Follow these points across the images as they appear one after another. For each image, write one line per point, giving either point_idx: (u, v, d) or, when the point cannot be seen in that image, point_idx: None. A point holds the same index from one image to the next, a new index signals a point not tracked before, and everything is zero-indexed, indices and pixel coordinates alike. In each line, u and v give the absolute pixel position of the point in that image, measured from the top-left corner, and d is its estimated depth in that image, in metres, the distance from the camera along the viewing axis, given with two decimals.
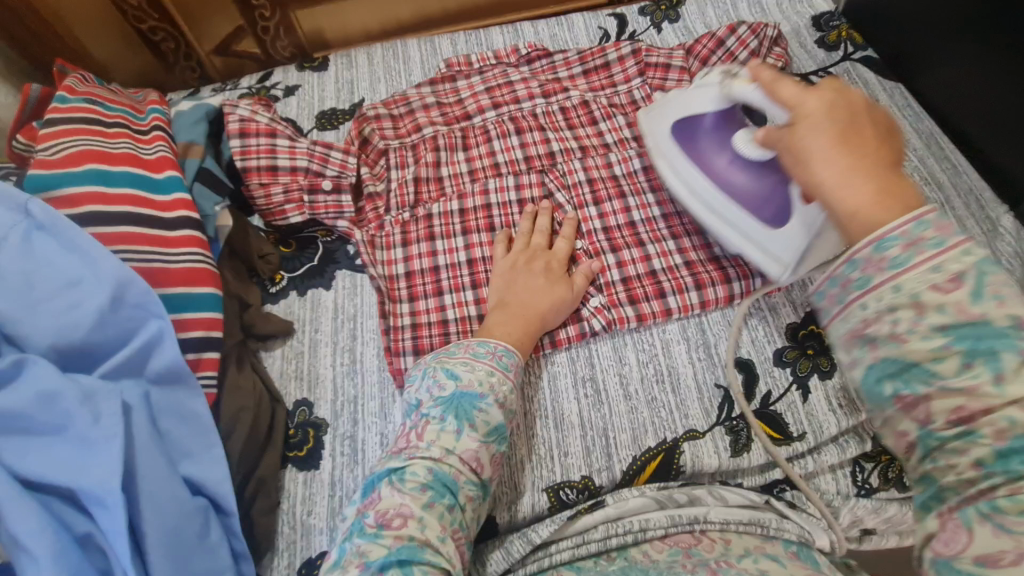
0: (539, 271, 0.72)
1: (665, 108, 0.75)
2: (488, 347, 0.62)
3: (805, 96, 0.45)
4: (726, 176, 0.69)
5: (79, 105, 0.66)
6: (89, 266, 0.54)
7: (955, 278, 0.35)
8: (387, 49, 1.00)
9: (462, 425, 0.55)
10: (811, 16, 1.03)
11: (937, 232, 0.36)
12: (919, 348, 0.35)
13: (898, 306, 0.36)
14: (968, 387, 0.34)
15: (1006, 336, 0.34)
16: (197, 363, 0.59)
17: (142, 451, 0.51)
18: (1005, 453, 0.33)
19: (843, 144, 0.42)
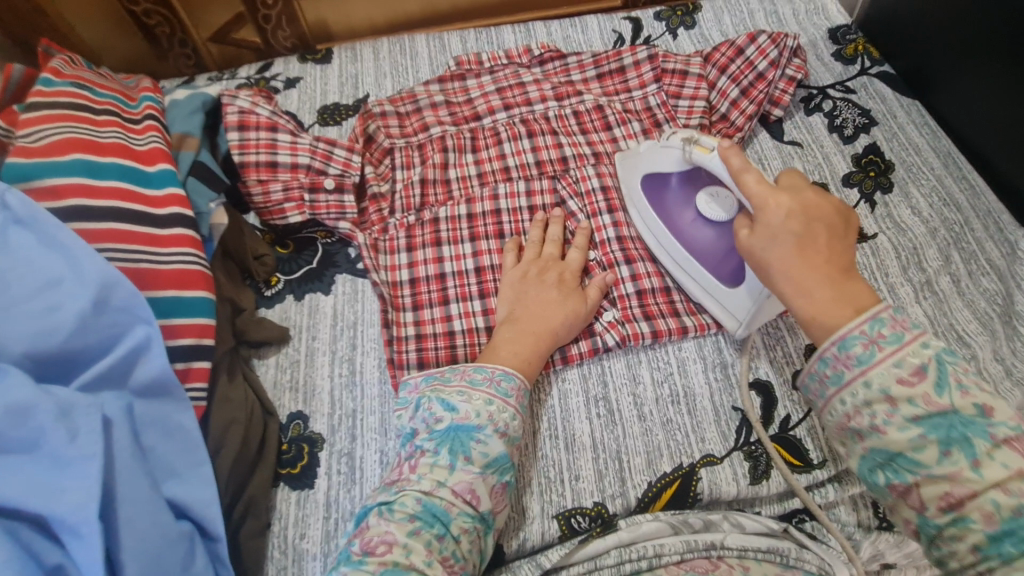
0: (552, 283, 0.68)
1: (636, 162, 0.74)
2: (485, 372, 0.58)
3: (770, 195, 0.53)
4: (689, 234, 0.69)
5: (65, 88, 0.61)
6: (72, 266, 0.49)
7: (916, 371, 0.42)
8: (394, 44, 0.96)
9: (455, 459, 0.52)
10: (828, 28, 1.00)
11: (892, 330, 0.43)
12: (898, 439, 0.41)
13: (868, 395, 0.42)
14: (950, 473, 0.39)
15: (973, 423, 0.40)
16: (186, 373, 0.55)
17: (122, 472, 0.46)
18: (996, 536, 0.38)
19: (806, 246, 0.50)
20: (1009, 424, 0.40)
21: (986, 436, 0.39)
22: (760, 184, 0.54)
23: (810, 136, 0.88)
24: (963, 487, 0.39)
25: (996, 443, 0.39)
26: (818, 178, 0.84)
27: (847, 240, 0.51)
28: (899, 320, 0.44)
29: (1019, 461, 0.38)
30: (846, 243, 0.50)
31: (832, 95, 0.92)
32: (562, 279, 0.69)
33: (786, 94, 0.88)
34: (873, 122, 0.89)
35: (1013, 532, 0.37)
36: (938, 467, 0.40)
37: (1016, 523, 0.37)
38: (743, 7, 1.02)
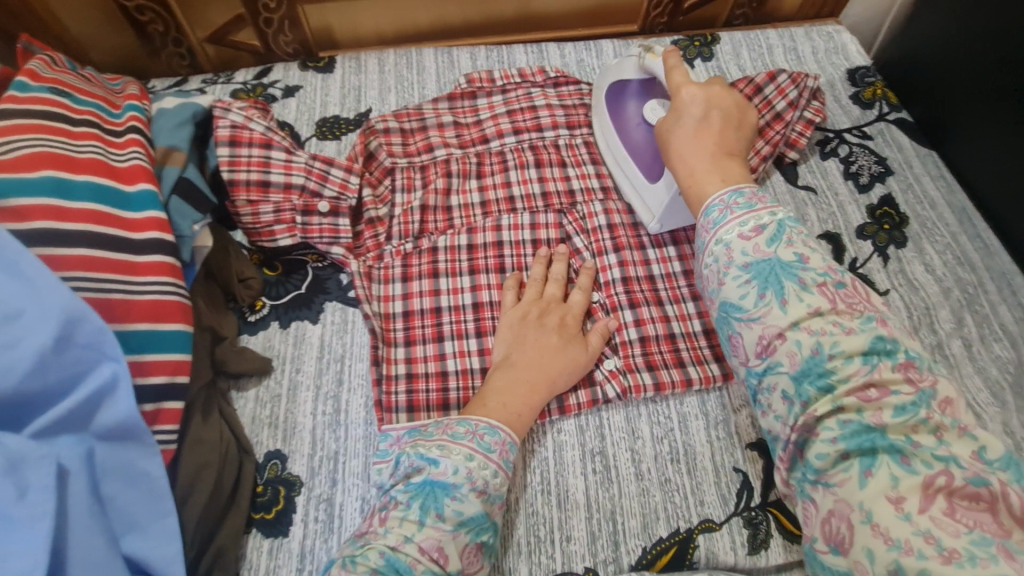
0: (554, 328, 0.65)
1: (605, 74, 0.82)
2: (469, 426, 0.55)
3: (685, 87, 0.63)
4: (630, 132, 0.75)
5: (42, 96, 0.57)
6: (32, 296, 0.45)
7: (756, 229, 0.48)
8: (401, 56, 0.92)
9: (426, 515, 0.48)
10: (847, 69, 0.98)
11: (745, 200, 0.50)
12: (731, 286, 0.47)
13: (716, 253, 0.49)
14: (763, 315, 0.45)
15: (789, 267, 0.45)
16: (155, 415, 0.51)
17: (76, 529, 0.42)
18: (799, 378, 0.43)
19: (703, 128, 0.59)
20: (818, 271, 0.45)
21: (795, 279, 0.45)
22: (682, 80, 0.64)
23: (825, 181, 0.85)
24: (772, 327, 0.44)
25: (803, 285, 0.45)
26: (832, 227, 0.81)
27: (744, 132, 0.60)
28: (757, 196, 0.51)
29: (821, 302, 0.44)
30: (740, 138, 0.59)
31: (848, 139, 0.90)
32: (565, 324, 0.66)
33: (803, 137, 0.85)
34: (889, 171, 0.87)
35: (811, 370, 0.42)
36: (753, 310, 0.46)
37: (815, 361, 0.42)
38: (762, 42, 1.00)
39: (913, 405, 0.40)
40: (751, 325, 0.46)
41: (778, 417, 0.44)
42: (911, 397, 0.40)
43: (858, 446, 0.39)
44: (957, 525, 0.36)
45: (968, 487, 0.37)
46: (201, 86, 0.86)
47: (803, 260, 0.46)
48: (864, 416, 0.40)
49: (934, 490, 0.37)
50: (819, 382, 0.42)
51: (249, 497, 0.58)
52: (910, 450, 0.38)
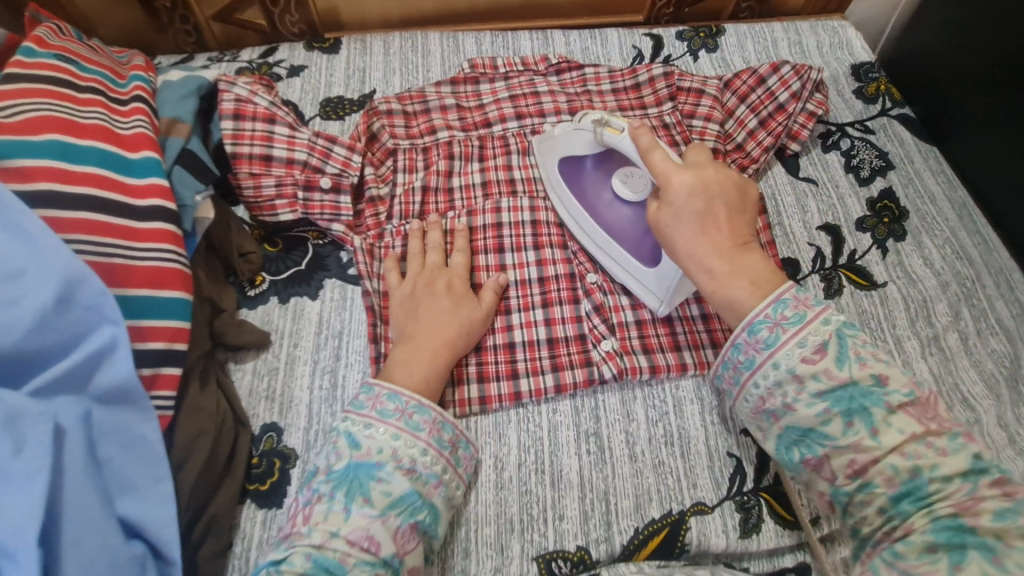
0: (443, 292, 0.65)
1: (551, 147, 0.75)
2: (399, 402, 0.55)
3: (673, 170, 0.57)
4: (604, 214, 0.70)
5: (49, 61, 0.57)
6: (35, 256, 0.46)
7: (817, 349, 0.49)
8: (406, 40, 0.92)
9: (352, 501, 0.49)
10: (851, 64, 0.98)
11: (793, 310, 0.51)
12: (807, 414, 0.48)
13: (777, 376, 0.50)
14: (853, 443, 0.46)
15: (869, 393, 0.47)
16: (153, 379, 0.51)
17: (71, 488, 0.43)
18: (896, 497, 0.43)
19: (705, 223, 0.55)
20: (900, 391, 0.46)
21: (881, 405, 0.46)
22: (666, 162, 0.58)
23: (826, 173, 0.85)
24: (867, 455, 0.45)
25: (887, 411, 0.46)
26: (833, 219, 0.81)
27: (744, 211, 0.57)
28: (802, 302, 0.51)
29: (912, 425, 0.45)
30: (741, 220, 0.56)
31: (850, 133, 0.90)
32: (453, 287, 0.66)
33: (805, 129, 0.85)
34: (890, 166, 0.87)
35: (911, 491, 0.43)
36: (842, 438, 0.46)
37: (913, 484, 0.43)
38: (767, 35, 1.00)
39: (1011, 511, 0.40)
40: (841, 450, 0.46)
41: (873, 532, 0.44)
42: (1008, 504, 0.40)
43: (947, 541, 0.40)
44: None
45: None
46: (206, 63, 0.87)
47: (880, 381, 0.47)
48: (959, 519, 0.41)
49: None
50: (915, 498, 0.43)
51: (244, 468, 0.58)
52: (1003, 551, 0.38)
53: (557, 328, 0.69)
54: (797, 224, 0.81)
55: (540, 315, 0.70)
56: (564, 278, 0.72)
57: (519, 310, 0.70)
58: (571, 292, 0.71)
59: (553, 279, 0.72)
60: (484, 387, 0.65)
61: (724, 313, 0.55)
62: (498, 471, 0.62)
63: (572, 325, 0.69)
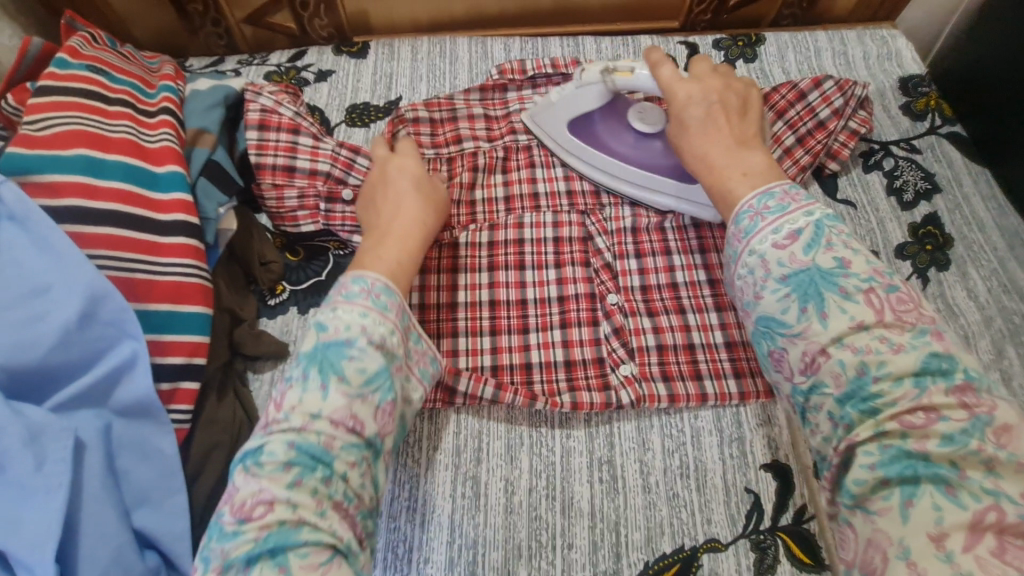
0: (397, 174, 0.63)
1: (553, 114, 0.73)
2: (363, 284, 0.51)
3: (678, 83, 0.60)
4: (615, 144, 0.74)
5: (80, 72, 0.58)
6: (59, 271, 0.47)
7: (790, 235, 0.48)
8: (434, 45, 0.91)
9: (327, 378, 0.45)
10: (899, 77, 0.93)
11: (776, 202, 0.50)
12: (769, 302, 0.47)
13: (751, 264, 0.49)
14: (804, 330, 0.45)
15: (829, 275, 0.45)
16: (172, 394, 0.52)
17: (89, 503, 0.44)
18: (842, 398, 0.43)
19: (710, 123, 0.58)
20: (861, 276, 0.45)
21: (835, 289, 0.45)
22: (671, 77, 0.60)
23: (866, 196, 0.81)
24: (815, 343, 0.44)
25: (844, 293, 0.44)
26: (871, 245, 0.77)
27: (750, 113, 0.60)
28: (788, 196, 0.50)
29: (865, 315, 0.43)
30: (744, 122, 0.58)
31: (895, 152, 0.85)
32: (407, 168, 0.63)
33: (846, 148, 0.81)
34: (936, 189, 0.82)
35: (855, 393, 0.42)
36: (796, 325, 0.45)
37: (860, 382, 0.42)
38: (810, 44, 0.95)
39: (963, 434, 0.39)
40: (795, 340, 0.46)
41: (826, 438, 0.44)
42: (962, 425, 0.39)
43: (899, 474, 0.39)
44: (1003, 566, 0.35)
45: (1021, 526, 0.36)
46: (236, 67, 0.87)
47: (843, 265, 0.45)
48: (906, 441, 0.40)
49: (982, 527, 0.36)
50: (858, 401, 0.42)
51: None
52: (957, 481, 0.38)
53: (574, 350, 0.68)
54: None
55: (557, 336, 0.68)
56: (584, 298, 0.70)
57: (537, 330, 0.69)
58: (590, 313, 0.70)
59: (573, 299, 0.70)
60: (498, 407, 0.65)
61: (721, 207, 0.55)
62: (508, 495, 0.61)
63: (589, 348, 0.68)
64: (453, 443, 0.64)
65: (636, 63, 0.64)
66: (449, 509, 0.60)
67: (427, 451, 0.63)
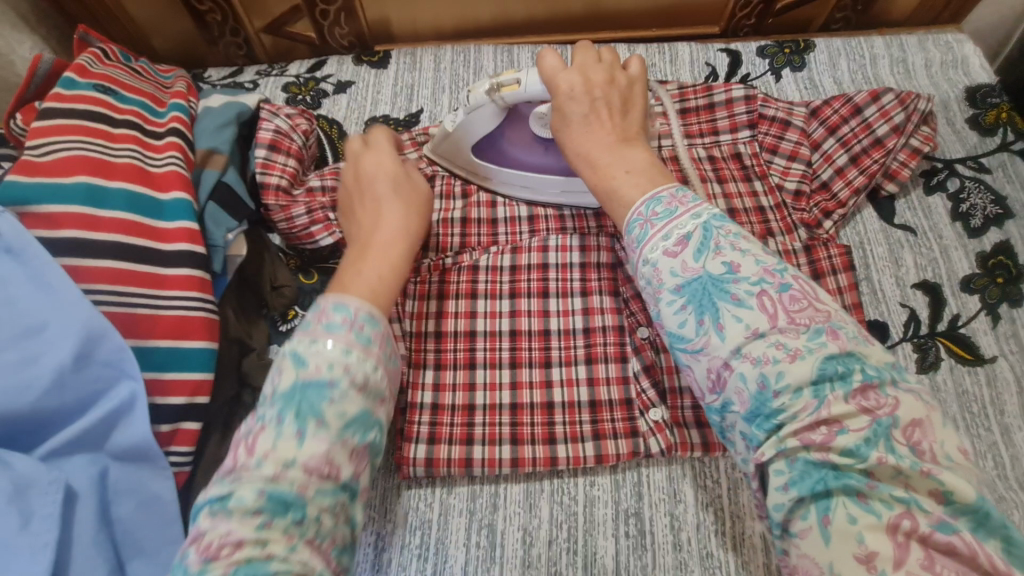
0: (375, 174, 0.61)
1: (452, 142, 0.68)
2: (347, 313, 0.44)
3: (560, 71, 0.56)
4: (524, 156, 0.69)
5: (88, 93, 0.55)
6: (56, 309, 0.44)
7: (681, 241, 0.42)
8: (458, 53, 0.87)
9: (304, 425, 0.38)
10: (966, 87, 0.84)
11: (665, 207, 0.44)
12: (667, 316, 0.41)
13: (646, 274, 0.43)
14: (704, 344, 0.39)
15: (720, 282, 0.40)
16: (172, 435, 0.49)
17: (79, 559, 0.41)
18: (750, 418, 0.37)
19: (592, 118, 0.54)
20: (751, 279, 0.39)
21: (728, 297, 0.39)
22: (556, 70, 0.56)
23: (927, 221, 0.74)
24: (717, 358, 0.38)
25: (738, 301, 0.39)
26: (932, 276, 0.70)
27: (635, 107, 0.56)
28: (678, 198, 0.45)
29: (759, 321, 0.38)
30: (628, 120, 0.55)
31: (960, 171, 0.77)
32: (381, 163, 0.62)
33: (905, 168, 0.74)
34: (1008, 214, 0.74)
35: (760, 410, 0.37)
36: (695, 339, 0.40)
37: (762, 402, 0.36)
38: (864, 50, 0.87)
39: (865, 446, 0.34)
40: (697, 357, 0.40)
41: (743, 460, 0.39)
42: (863, 435, 0.34)
43: (811, 491, 0.34)
44: None
45: (936, 536, 0.32)
46: (255, 79, 0.85)
47: (732, 270, 0.40)
48: (811, 455, 0.35)
49: (901, 534, 0.32)
50: (765, 422, 0.36)
51: None
52: (867, 489, 0.33)
53: (600, 389, 0.63)
54: (888, 281, 0.70)
55: (582, 372, 0.64)
56: (611, 331, 0.65)
57: (560, 364, 0.64)
58: (618, 348, 0.64)
59: (600, 331, 0.65)
60: (517, 448, 0.60)
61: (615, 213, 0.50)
62: (526, 546, 0.57)
63: (616, 387, 0.63)
64: (468, 487, 0.60)
65: (521, 74, 0.60)
66: (463, 560, 0.57)
67: (441, 494, 0.60)
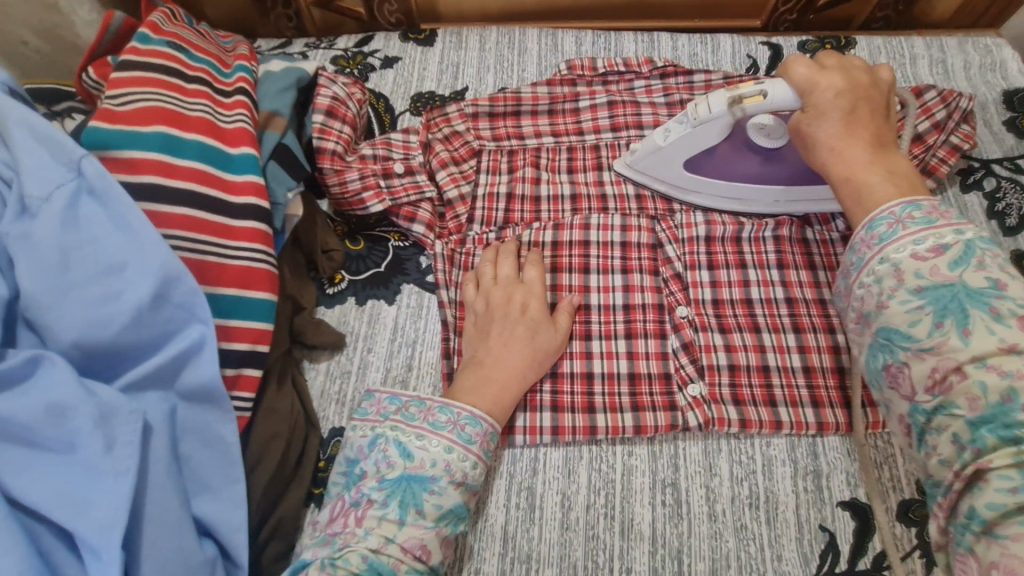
0: (518, 317, 0.60)
1: (663, 157, 0.68)
2: (450, 414, 0.53)
3: (821, 76, 0.55)
4: (735, 167, 0.67)
5: (160, 48, 0.57)
6: (135, 249, 0.45)
7: (934, 248, 0.42)
8: (503, 35, 0.88)
9: (405, 513, 0.48)
10: (1004, 90, 0.85)
11: (924, 213, 0.44)
12: (897, 310, 0.42)
13: (880, 272, 0.44)
14: (937, 345, 0.40)
15: (979, 294, 0.39)
16: (235, 380, 0.51)
17: (154, 489, 0.43)
18: (976, 422, 0.37)
19: (852, 121, 0.52)
20: (1018, 299, 0.39)
21: (984, 309, 0.39)
22: (809, 72, 0.55)
23: (962, 218, 0.75)
24: (949, 360, 0.39)
25: (995, 315, 0.38)
26: None
27: (890, 117, 0.55)
28: (939, 209, 0.44)
29: (1019, 338, 0.37)
30: (888, 123, 0.54)
31: (997, 171, 0.78)
32: (530, 309, 0.61)
33: (945, 164, 0.74)
34: None
35: (996, 417, 0.36)
36: (927, 339, 0.40)
37: (1003, 409, 0.36)
38: (904, 50, 0.88)
39: None
40: (922, 356, 0.40)
41: (943, 460, 0.39)
42: None
43: None
44: None
45: None
46: (304, 50, 0.86)
47: (998, 287, 0.39)
48: None
49: None
50: (998, 427, 0.36)
51: (311, 471, 0.57)
52: None
53: (639, 363, 0.64)
54: None
55: (622, 346, 0.65)
56: (651, 308, 0.67)
57: (600, 338, 0.65)
58: (657, 325, 0.66)
59: (640, 309, 0.67)
60: (557, 416, 0.61)
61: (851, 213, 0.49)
62: (564, 510, 0.59)
63: (656, 362, 0.64)
64: (508, 451, 0.61)
65: (767, 84, 0.57)
66: (503, 520, 0.58)
67: None
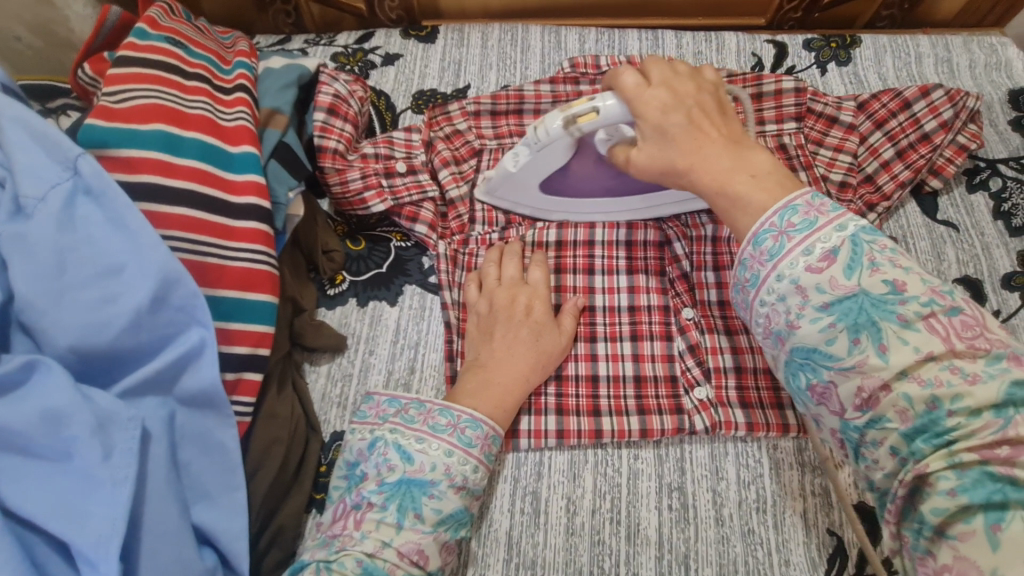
0: (522, 318, 0.59)
1: (516, 182, 0.64)
2: (451, 417, 0.52)
3: (644, 92, 0.52)
4: (585, 187, 0.65)
5: (159, 44, 0.56)
6: (135, 251, 0.44)
7: (826, 256, 0.41)
8: (505, 31, 0.87)
9: (404, 517, 0.47)
10: (1009, 89, 0.85)
11: (803, 216, 0.43)
12: (808, 330, 0.41)
13: (780, 289, 0.43)
14: (859, 364, 0.39)
15: (882, 302, 0.39)
16: (236, 384, 0.49)
17: (153, 498, 0.42)
18: (910, 434, 0.37)
19: (692, 132, 0.50)
20: (920, 299, 0.39)
21: (893, 318, 0.39)
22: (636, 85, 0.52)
23: (969, 218, 0.74)
24: (873, 378, 0.38)
25: (903, 322, 0.38)
26: (974, 272, 0.71)
27: (728, 113, 0.52)
28: (813, 207, 0.43)
29: (932, 344, 0.37)
30: (726, 123, 0.51)
31: (1003, 171, 0.78)
32: (534, 310, 0.60)
33: (952, 164, 0.75)
34: None
35: (927, 427, 0.36)
36: (847, 357, 0.39)
37: (933, 416, 0.36)
38: (910, 48, 0.88)
39: None
40: (846, 374, 0.39)
41: (887, 474, 0.38)
42: None
43: (985, 500, 0.34)
44: None
45: None
46: (304, 47, 0.85)
47: (896, 290, 0.39)
48: (988, 468, 0.35)
49: None
50: (931, 436, 0.36)
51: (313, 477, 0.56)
52: None
53: (645, 366, 0.63)
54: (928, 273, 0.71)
55: (627, 348, 0.64)
56: (657, 310, 0.66)
57: (605, 340, 0.64)
58: (663, 327, 0.65)
59: (645, 311, 0.66)
60: (562, 420, 0.61)
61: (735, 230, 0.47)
62: (570, 515, 0.58)
63: (661, 364, 0.63)
64: (512, 455, 0.60)
65: (596, 100, 0.54)
66: (508, 525, 0.57)
67: None
